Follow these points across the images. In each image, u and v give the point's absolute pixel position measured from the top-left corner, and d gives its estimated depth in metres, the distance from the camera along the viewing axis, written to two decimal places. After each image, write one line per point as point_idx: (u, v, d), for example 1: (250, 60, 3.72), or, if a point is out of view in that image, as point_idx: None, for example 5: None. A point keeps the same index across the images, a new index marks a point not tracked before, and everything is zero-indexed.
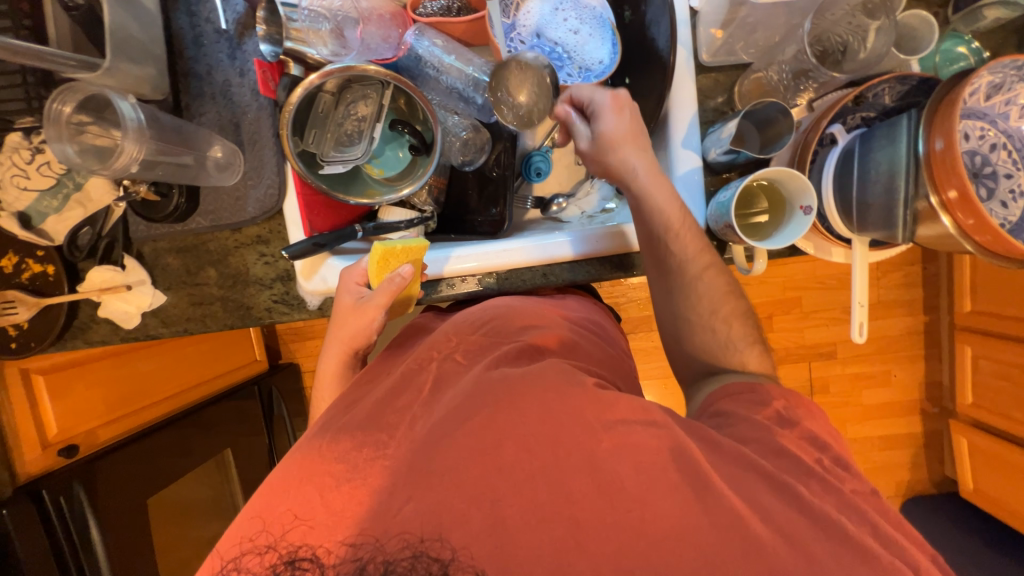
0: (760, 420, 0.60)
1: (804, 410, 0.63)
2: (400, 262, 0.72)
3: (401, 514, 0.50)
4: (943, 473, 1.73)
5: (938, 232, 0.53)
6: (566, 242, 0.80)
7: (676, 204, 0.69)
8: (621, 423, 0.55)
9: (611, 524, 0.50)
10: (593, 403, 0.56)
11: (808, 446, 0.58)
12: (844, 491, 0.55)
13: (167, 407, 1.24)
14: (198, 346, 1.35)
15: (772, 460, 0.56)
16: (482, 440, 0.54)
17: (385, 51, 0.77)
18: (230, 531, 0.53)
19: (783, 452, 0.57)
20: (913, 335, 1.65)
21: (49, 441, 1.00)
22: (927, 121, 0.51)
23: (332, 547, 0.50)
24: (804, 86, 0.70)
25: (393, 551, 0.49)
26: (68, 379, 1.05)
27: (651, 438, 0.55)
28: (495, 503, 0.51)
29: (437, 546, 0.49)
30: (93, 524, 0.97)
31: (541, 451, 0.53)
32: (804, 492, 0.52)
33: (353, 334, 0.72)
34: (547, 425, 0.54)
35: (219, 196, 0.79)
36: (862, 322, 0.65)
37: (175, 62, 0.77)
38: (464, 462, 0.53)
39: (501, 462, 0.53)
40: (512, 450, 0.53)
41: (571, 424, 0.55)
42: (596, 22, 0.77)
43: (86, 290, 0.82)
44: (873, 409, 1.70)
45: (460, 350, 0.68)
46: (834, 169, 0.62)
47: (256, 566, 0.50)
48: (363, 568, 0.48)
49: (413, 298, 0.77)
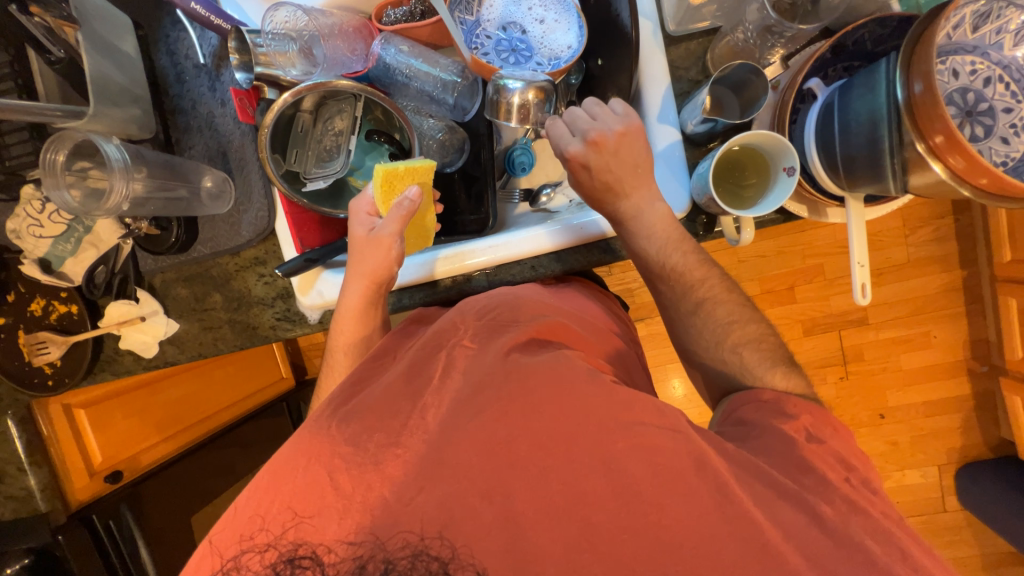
0: (788, 432, 0.59)
1: (830, 428, 0.60)
2: (406, 184, 0.73)
3: (400, 512, 0.52)
4: (999, 435, 1.62)
5: (932, 180, 0.49)
6: (518, 239, 0.79)
7: (672, 243, 0.69)
8: (638, 424, 0.54)
9: (610, 504, 0.51)
10: (586, 389, 0.56)
11: (836, 465, 0.56)
12: (862, 503, 0.53)
13: (202, 429, 1.29)
14: (226, 368, 1.39)
15: (798, 479, 0.55)
16: (475, 434, 0.54)
17: (355, 63, 0.80)
18: (222, 532, 0.54)
19: (811, 469, 0.55)
20: (951, 292, 1.55)
21: (95, 468, 1.06)
22: (904, 65, 0.47)
23: (332, 545, 0.51)
24: (775, 44, 0.67)
25: (393, 549, 0.50)
26: (108, 409, 1.12)
27: (648, 419, 0.54)
28: (489, 498, 0.52)
29: (437, 544, 0.50)
30: (144, 547, 1.05)
31: (533, 442, 0.53)
32: (822, 509, 0.51)
33: (375, 272, 0.74)
34: (541, 415, 0.54)
35: (215, 224, 0.83)
36: (864, 283, 0.61)
37: (162, 101, 0.81)
38: (458, 456, 0.53)
39: (496, 455, 0.53)
40: (504, 445, 0.53)
41: (564, 412, 0.54)
42: (560, 7, 0.77)
43: (106, 325, 0.87)
44: (913, 374, 1.61)
45: (468, 334, 0.67)
46: (816, 125, 0.59)
47: (256, 564, 0.51)
48: (362, 566, 0.49)
49: (429, 228, 0.81)
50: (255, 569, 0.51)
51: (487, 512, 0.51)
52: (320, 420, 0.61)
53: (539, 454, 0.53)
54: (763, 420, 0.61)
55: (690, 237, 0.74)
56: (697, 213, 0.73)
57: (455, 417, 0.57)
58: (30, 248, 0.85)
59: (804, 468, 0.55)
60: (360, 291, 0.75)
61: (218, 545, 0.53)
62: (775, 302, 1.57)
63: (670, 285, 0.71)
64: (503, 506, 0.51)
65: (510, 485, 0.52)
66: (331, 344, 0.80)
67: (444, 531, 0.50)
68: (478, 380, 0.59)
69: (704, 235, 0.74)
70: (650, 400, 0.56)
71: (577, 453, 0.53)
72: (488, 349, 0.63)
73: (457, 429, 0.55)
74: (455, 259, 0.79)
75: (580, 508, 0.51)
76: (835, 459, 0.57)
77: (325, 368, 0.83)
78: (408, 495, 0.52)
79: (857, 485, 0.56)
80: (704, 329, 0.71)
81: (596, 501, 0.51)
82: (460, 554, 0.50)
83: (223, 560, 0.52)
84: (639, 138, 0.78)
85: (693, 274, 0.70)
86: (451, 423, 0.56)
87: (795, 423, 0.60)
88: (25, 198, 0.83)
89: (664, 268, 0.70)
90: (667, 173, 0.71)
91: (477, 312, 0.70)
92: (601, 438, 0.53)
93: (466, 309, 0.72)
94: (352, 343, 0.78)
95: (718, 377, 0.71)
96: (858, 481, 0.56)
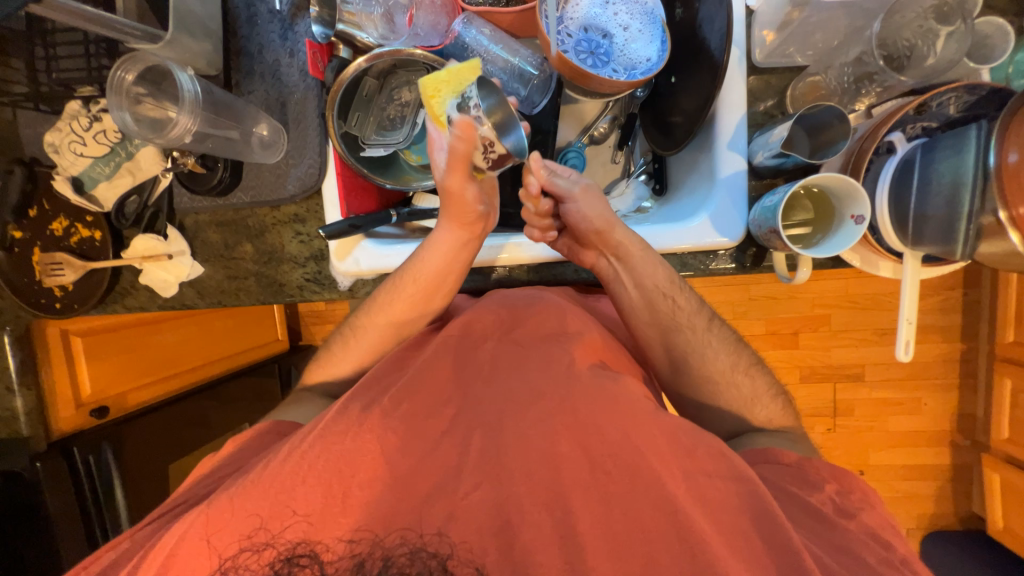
0: (814, 505, 0.60)
1: (857, 498, 0.61)
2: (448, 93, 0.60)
3: (454, 502, 0.59)
4: (970, 509, 1.65)
5: (1003, 250, 0.50)
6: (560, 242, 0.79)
7: (671, 280, 0.71)
8: (700, 474, 0.59)
9: (647, 525, 0.57)
10: (644, 420, 0.62)
11: (872, 543, 0.56)
12: (867, 560, 0.54)
13: (164, 389, 1.18)
14: (225, 321, 1.36)
15: (834, 557, 0.55)
16: (537, 441, 0.62)
17: (432, 38, 0.79)
18: (250, 502, 0.57)
19: (845, 548, 0.56)
20: (947, 363, 1.58)
21: (83, 400, 1.01)
22: (998, 133, 0.48)
23: (331, 544, 0.57)
24: (865, 90, 0.69)
25: (391, 546, 0.57)
26: (104, 343, 1.07)
27: (690, 459, 0.60)
28: (552, 510, 0.59)
29: (435, 542, 0.57)
30: (121, 491, 1.01)
31: (598, 466, 0.60)
32: (829, 561, 0.53)
33: (470, 220, 0.72)
34: (606, 441, 0.61)
35: (261, 173, 0.81)
36: (908, 340, 0.62)
37: (229, 41, 0.80)
38: (516, 460, 0.61)
39: (555, 468, 0.60)
40: (561, 458, 0.61)
41: (623, 440, 0.61)
42: (646, 18, 0.76)
43: (129, 257, 0.85)
44: (900, 436, 1.63)
45: (514, 335, 0.73)
46: (892, 178, 0.60)
47: (254, 563, 0.55)
48: (361, 563, 0.56)
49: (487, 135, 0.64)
50: (252, 568, 0.55)
51: (542, 523, 0.58)
52: (362, 408, 0.64)
53: (581, 466, 0.60)
54: (784, 483, 0.62)
55: (735, 266, 0.75)
56: (747, 245, 0.74)
57: (515, 420, 0.64)
58: (66, 164, 0.82)
59: (839, 547, 0.56)
60: (447, 249, 0.74)
61: (240, 516, 0.57)
62: (780, 344, 1.59)
63: (671, 312, 0.72)
64: (562, 521, 0.58)
65: (569, 500, 0.59)
66: (382, 299, 0.76)
67: (499, 532, 0.58)
68: (540, 387, 0.65)
69: (751, 268, 0.74)
70: (715, 443, 0.61)
71: (624, 482, 0.59)
72: (537, 363, 0.69)
73: (519, 433, 0.63)
74: (511, 250, 0.79)
75: (640, 544, 0.57)
76: (867, 534, 0.58)
77: (356, 319, 0.80)
78: (465, 490, 0.60)
79: (874, 543, 0.57)
80: (724, 364, 0.72)
81: (621, 521, 0.58)
82: (515, 556, 0.57)
83: (249, 515, 0.57)
84: (700, 162, 0.79)
85: (689, 303, 0.72)
86: (515, 423, 0.64)
87: (820, 494, 0.61)
88: (71, 112, 0.80)
89: (664, 292, 0.71)
90: (727, 200, 0.71)
91: (519, 308, 0.74)
92: (635, 453, 0.60)
93: (519, 305, 0.75)
94: (407, 301, 0.76)
95: (742, 413, 0.72)
96: (896, 557, 0.55)
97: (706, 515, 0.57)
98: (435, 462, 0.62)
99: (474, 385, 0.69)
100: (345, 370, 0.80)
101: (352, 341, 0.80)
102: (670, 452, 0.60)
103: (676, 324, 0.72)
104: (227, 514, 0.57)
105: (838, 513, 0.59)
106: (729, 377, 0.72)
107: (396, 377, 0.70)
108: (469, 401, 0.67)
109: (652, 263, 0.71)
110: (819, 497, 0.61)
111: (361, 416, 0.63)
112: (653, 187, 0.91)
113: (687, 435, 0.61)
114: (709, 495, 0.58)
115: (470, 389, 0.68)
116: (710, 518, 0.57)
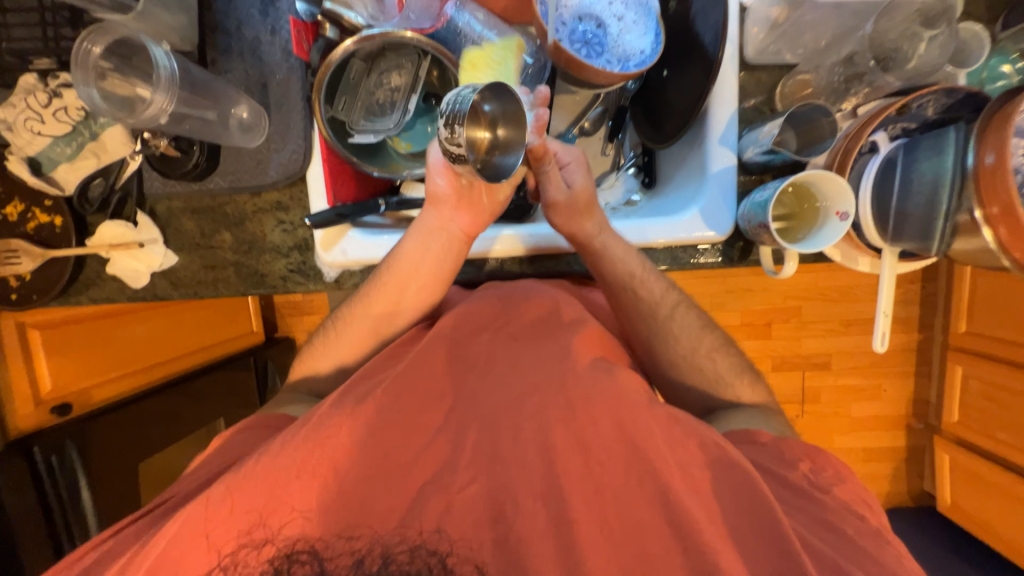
0: (798, 483, 0.61)
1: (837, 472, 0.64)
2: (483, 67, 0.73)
3: (450, 498, 0.60)
4: (922, 487, 1.77)
5: (975, 246, 0.54)
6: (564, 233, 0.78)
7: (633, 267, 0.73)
8: (693, 464, 0.60)
9: (640, 515, 0.58)
10: (638, 410, 0.62)
11: (850, 516, 0.59)
12: (845, 533, 0.57)
13: (132, 384, 1.12)
14: (197, 312, 1.30)
15: (820, 533, 0.57)
16: (534, 434, 0.62)
17: (424, 21, 0.75)
18: (244, 500, 0.55)
19: (829, 525, 0.58)
20: (905, 351, 1.68)
21: (42, 398, 0.95)
22: (979, 135, 0.50)
23: (328, 540, 0.56)
24: (854, 90, 0.72)
25: (390, 543, 0.57)
26: (63, 336, 0.99)
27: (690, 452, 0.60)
28: (546, 501, 0.60)
29: (433, 538, 0.57)
30: (86, 488, 0.95)
31: (594, 459, 0.61)
32: (813, 540, 0.56)
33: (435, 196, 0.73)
34: (599, 432, 0.62)
35: (240, 157, 0.77)
36: (885, 332, 0.65)
37: (204, 15, 0.75)
38: (514, 453, 0.62)
39: (552, 461, 0.61)
40: (559, 450, 0.61)
41: (618, 432, 0.62)
42: (640, 10, 0.76)
43: (95, 245, 0.79)
44: (861, 422, 1.73)
45: (508, 329, 0.72)
46: (874, 178, 0.62)
47: (253, 560, 0.54)
48: (360, 560, 0.56)
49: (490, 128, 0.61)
50: (251, 565, 0.54)
51: (538, 513, 0.59)
52: (358, 399, 0.63)
53: (575, 456, 0.61)
54: (769, 461, 0.63)
55: (723, 260, 0.76)
56: (736, 239, 0.75)
57: (508, 411, 0.64)
58: (20, 144, 0.75)
59: (822, 523, 0.58)
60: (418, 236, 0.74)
61: (230, 515, 0.55)
62: (755, 335, 1.64)
63: (642, 300, 0.73)
64: (553, 508, 0.59)
65: (564, 491, 0.59)
66: (361, 294, 0.75)
67: (494, 524, 0.59)
68: (536, 381, 0.66)
69: (738, 261, 0.76)
70: (711, 434, 0.61)
71: (619, 474, 0.60)
72: (531, 355, 0.69)
73: (515, 425, 0.63)
74: (510, 240, 0.78)
75: (636, 534, 0.58)
76: (845, 507, 0.60)
77: (342, 311, 0.78)
78: (460, 483, 0.60)
79: (856, 522, 0.59)
80: (707, 355, 0.74)
81: (613, 511, 0.59)
82: (510, 546, 0.58)
83: (239, 516, 0.55)
84: (691, 158, 0.80)
85: (658, 289, 0.73)
86: (510, 414, 0.64)
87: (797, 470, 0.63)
88: (26, 86, 0.73)
89: (631, 280, 0.72)
90: (717, 195, 0.73)
91: (517, 304, 0.73)
92: (628, 444, 0.61)
93: (513, 297, 0.74)
94: (382, 301, 0.75)
95: (727, 403, 0.74)
96: (874, 532, 0.58)
97: (698, 508, 0.57)
98: (428, 456, 0.62)
99: (468, 378, 0.69)
100: (331, 367, 0.78)
101: (335, 337, 0.78)
102: (666, 446, 0.60)
103: (657, 322, 0.74)
104: (212, 514, 0.54)
105: (814, 488, 0.61)
106: (713, 369, 0.74)
107: (389, 372, 0.68)
108: (464, 395, 0.67)
109: (621, 255, 0.73)
110: (799, 473, 0.63)
111: (355, 409, 0.62)
112: (642, 180, 0.92)
113: (681, 422, 0.62)
114: (701, 484, 0.60)
115: (464, 382, 0.68)
116: (700, 505, 0.58)
